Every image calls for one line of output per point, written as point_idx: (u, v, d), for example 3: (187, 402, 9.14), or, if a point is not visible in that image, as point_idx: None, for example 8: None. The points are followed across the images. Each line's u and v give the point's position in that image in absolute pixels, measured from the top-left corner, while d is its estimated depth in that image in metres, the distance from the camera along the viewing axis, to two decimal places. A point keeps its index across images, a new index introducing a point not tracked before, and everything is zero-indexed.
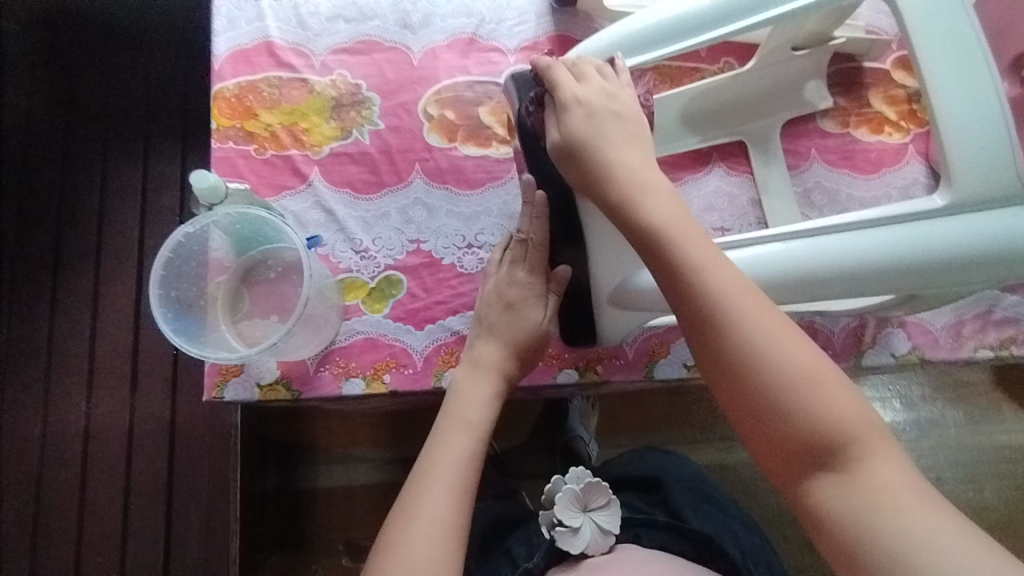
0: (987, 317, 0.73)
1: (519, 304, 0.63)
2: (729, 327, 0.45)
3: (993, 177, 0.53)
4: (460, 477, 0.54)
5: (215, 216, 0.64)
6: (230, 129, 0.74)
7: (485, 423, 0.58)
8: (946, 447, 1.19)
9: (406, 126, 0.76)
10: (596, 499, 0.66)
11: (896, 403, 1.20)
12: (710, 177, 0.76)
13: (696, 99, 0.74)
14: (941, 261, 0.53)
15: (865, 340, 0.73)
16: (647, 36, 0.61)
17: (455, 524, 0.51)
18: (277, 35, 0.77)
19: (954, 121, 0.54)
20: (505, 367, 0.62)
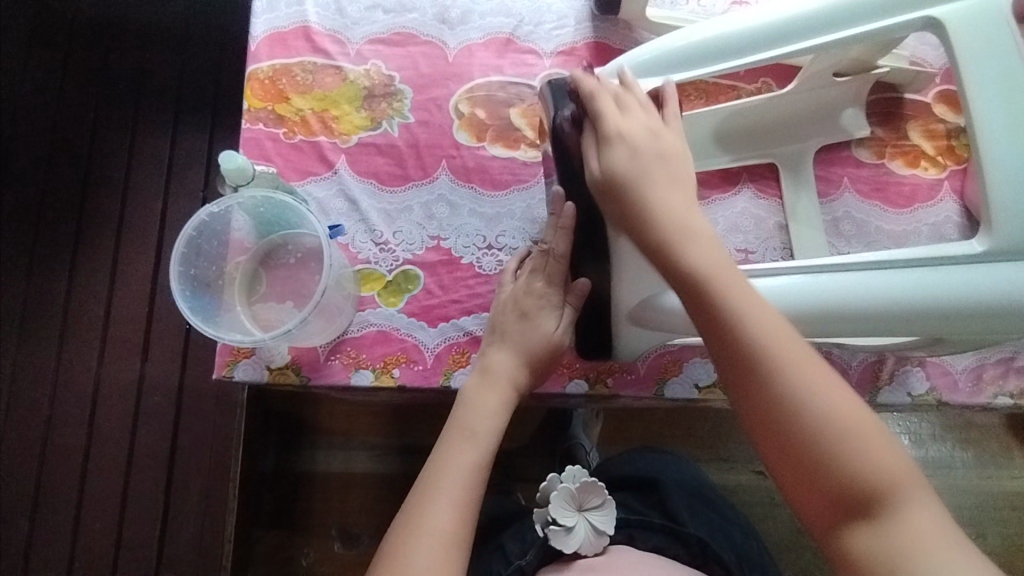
0: (1010, 363, 0.71)
1: (533, 313, 0.62)
2: (785, 380, 0.46)
3: None
4: (465, 488, 0.54)
5: (240, 198, 0.64)
6: (261, 111, 0.75)
7: (490, 433, 0.58)
8: (953, 489, 1.17)
9: (436, 121, 0.76)
10: (591, 499, 0.65)
11: (905, 439, 1.18)
12: (738, 198, 0.75)
13: (730, 117, 0.74)
14: (945, 311, 0.54)
15: (882, 376, 0.71)
16: (687, 53, 0.60)
17: (457, 536, 0.51)
18: (315, 21, 0.77)
19: (999, 166, 0.53)
20: (516, 376, 0.61)
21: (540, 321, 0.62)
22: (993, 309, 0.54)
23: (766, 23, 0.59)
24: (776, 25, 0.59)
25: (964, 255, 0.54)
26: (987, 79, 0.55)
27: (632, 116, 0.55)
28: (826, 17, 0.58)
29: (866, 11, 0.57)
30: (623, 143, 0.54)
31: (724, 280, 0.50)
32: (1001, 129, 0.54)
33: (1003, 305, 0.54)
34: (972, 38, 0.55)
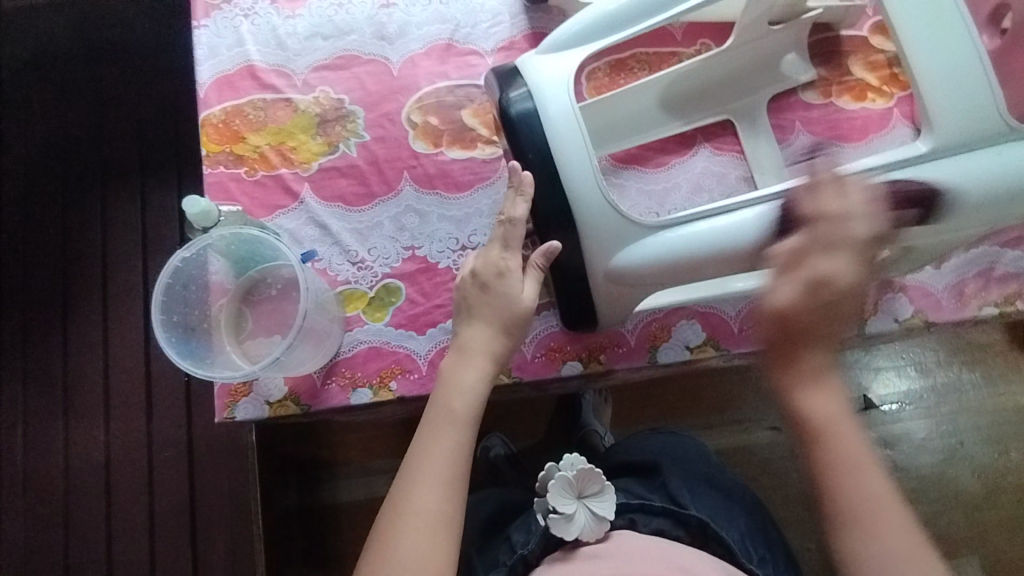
0: (989, 274, 0.73)
1: (497, 284, 0.62)
2: (850, 479, 0.53)
3: (971, 123, 0.55)
4: (448, 466, 0.55)
5: (210, 239, 0.66)
6: (220, 154, 0.76)
7: (470, 409, 0.59)
8: (968, 411, 1.18)
9: (391, 136, 0.77)
10: (590, 486, 0.66)
11: (912, 371, 1.18)
12: (697, 159, 0.76)
13: (677, 82, 0.75)
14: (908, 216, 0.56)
15: (867, 307, 0.72)
16: (618, 18, 0.62)
17: (444, 512, 0.53)
18: (259, 58, 0.79)
19: (934, 76, 0.55)
20: (496, 348, 0.61)
21: (514, 287, 0.62)
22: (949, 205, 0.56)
23: None
24: None
25: (909, 158, 0.56)
26: None
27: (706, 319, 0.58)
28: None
29: None
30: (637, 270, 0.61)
31: (813, 377, 0.55)
32: (927, 36, 0.55)
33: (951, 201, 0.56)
34: None
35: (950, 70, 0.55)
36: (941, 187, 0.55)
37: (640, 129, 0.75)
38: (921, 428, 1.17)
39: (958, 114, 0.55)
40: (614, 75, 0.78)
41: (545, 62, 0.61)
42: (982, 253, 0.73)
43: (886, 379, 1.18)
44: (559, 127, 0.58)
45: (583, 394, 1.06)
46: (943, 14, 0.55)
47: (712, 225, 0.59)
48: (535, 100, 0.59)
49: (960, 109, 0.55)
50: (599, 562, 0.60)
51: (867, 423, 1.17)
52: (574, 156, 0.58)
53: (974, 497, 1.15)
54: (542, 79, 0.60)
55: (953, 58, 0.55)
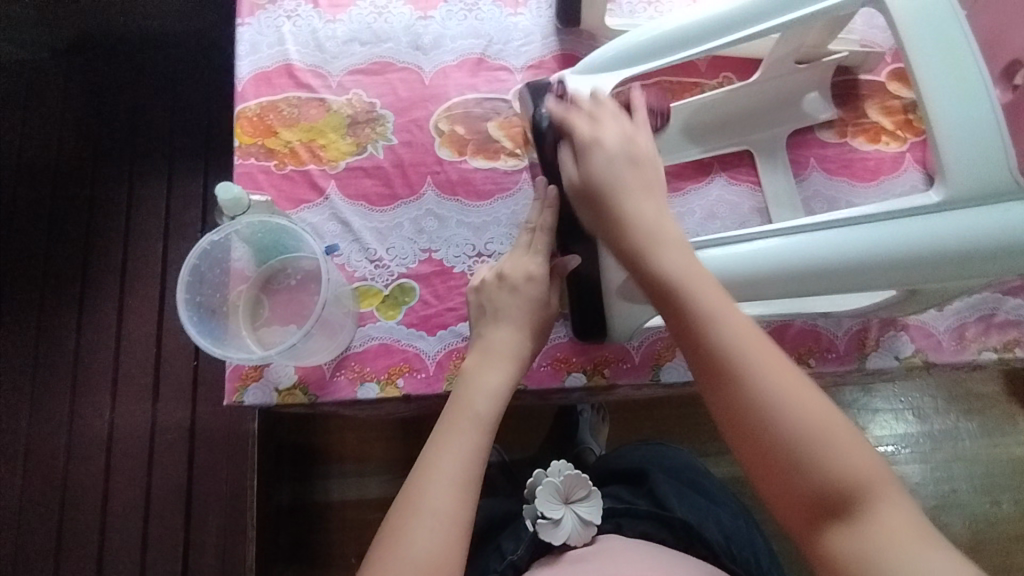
0: (990, 320, 0.74)
1: (526, 286, 0.64)
2: (706, 318, 0.51)
3: (988, 178, 0.56)
4: (467, 466, 0.55)
5: (238, 224, 0.68)
6: (252, 146, 0.79)
7: (492, 412, 0.59)
8: (963, 459, 1.18)
9: (418, 141, 0.80)
10: (577, 491, 0.67)
11: (909, 415, 1.19)
12: (712, 186, 0.78)
13: (701, 111, 0.77)
14: (922, 260, 0.56)
15: (869, 342, 0.74)
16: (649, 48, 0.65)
17: (457, 515, 0.53)
18: (297, 58, 0.82)
19: (952, 131, 0.56)
20: (519, 351, 0.63)
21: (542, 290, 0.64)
22: (963, 253, 0.56)
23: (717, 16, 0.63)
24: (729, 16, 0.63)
25: (922, 207, 0.57)
26: (928, 45, 0.57)
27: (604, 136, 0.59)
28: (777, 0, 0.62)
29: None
30: (600, 148, 0.58)
31: (658, 233, 0.55)
32: (948, 90, 0.56)
33: (966, 249, 0.56)
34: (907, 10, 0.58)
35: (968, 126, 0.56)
36: (953, 234, 0.56)
37: (660, 155, 0.77)
38: (915, 472, 1.18)
39: (973, 167, 0.56)
40: None
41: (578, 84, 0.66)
42: (984, 299, 0.74)
43: (883, 421, 1.19)
44: None
45: (581, 410, 1.07)
46: (965, 72, 0.56)
47: (725, 251, 0.60)
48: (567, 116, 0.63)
49: (974, 159, 0.56)
50: (585, 565, 0.61)
51: None
52: None
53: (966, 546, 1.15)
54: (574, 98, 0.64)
55: (972, 115, 0.56)
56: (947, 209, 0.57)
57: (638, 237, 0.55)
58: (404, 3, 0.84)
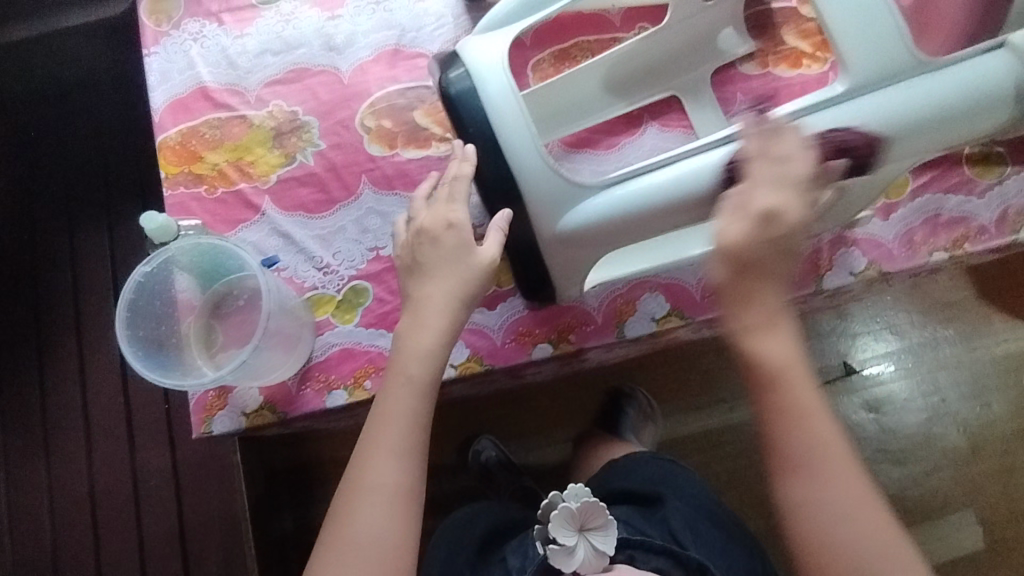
0: (936, 220, 0.75)
1: (445, 241, 0.62)
2: (755, 344, 0.55)
3: (890, 65, 0.56)
4: (407, 438, 0.58)
5: (170, 252, 0.67)
6: (179, 175, 0.77)
7: (429, 378, 0.60)
8: (945, 366, 1.20)
9: (347, 142, 0.79)
10: (593, 519, 0.66)
11: (887, 334, 1.20)
12: (645, 137, 0.78)
13: (620, 63, 0.77)
14: (848, 148, 0.56)
15: (823, 264, 0.74)
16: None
17: (404, 487, 0.57)
18: (211, 80, 0.80)
19: (849, 28, 0.56)
20: (451, 309, 0.60)
21: (467, 242, 0.62)
22: (888, 135, 0.56)
23: None
24: None
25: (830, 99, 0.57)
26: None
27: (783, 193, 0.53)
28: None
29: None
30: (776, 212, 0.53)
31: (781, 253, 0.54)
32: None
33: (887, 128, 0.56)
34: None
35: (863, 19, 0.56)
36: (873, 117, 0.56)
37: (585, 114, 0.78)
38: (903, 389, 1.19)
39: (874, 56, 0.56)
40: (558, 65, 0.81)
41: (478, 45, 0.61)
42: (926, 201, 0.75)
43: (864, 344, 1.20)
44: (498, 107, 0.59)
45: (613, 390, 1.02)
46: None
47: (642, 186, 0.59)
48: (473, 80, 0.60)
49: (873, 40, 0.56)
50: None
51: (849, 390, 1.19)
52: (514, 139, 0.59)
53: (961, 450, 1.17)
54: (479, 61, 0.60)
55: (864, 8, 0.56)
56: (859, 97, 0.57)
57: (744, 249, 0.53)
58: (310, 5, 0.82)
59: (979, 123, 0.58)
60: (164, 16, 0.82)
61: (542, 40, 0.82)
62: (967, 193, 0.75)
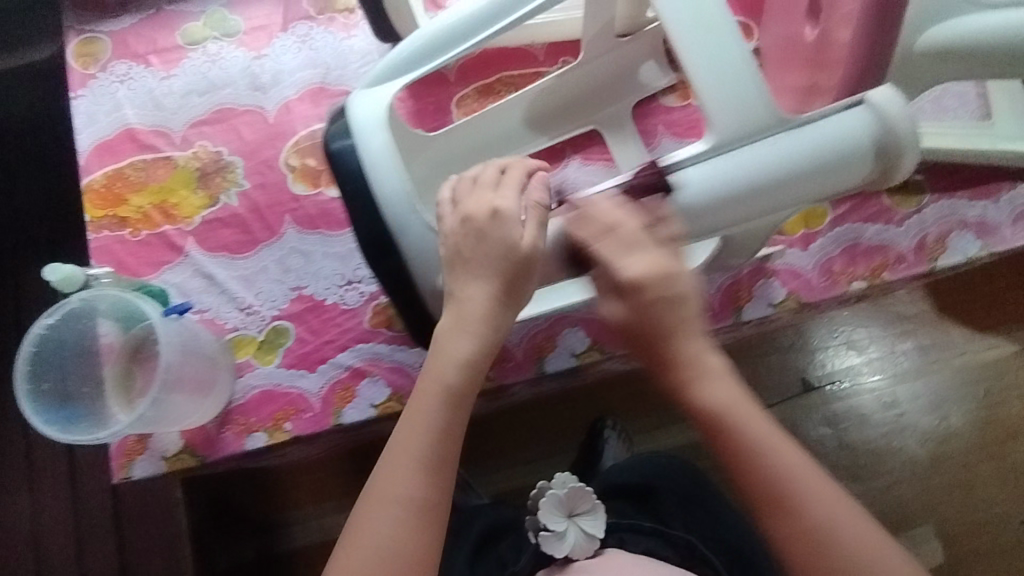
0: (855, 249, 0.75)
1: (492, 229, 0.50)
2: (694, 389, 0.48)
3: (749, 115, 0.51)
4: (435, 449, 0.49)
5: (72, 302, 0.65)
6: (104, 219, 0.78)
7: (463, 384, 0.50)
8: (919, 375, 1.11)
9: (271, 182, 0.79)
10: (580, 504, 0.68)
11: (859, 346, 1.11)
12: (567, 170, 0.79)
13: (540, 98, 0.76)
14: (728, 202, 0.51)
15: (742, 295, 0.74)
16: (422, 51, 0.58)
17: (433, 499, 0.48)
18: (137, 121, 0.81)
19: (707, 74, 0.51)
20: (494, 315, 0.50)
21: (513, 232, 0.50)
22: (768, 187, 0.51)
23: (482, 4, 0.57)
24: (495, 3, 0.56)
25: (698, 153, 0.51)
26: None
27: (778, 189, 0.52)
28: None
29: None
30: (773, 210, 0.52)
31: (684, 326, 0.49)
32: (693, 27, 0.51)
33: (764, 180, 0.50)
34: None
35: (720, 62, 0.51)
36: (747, 171, 0.50)
37: (507, 150, 0.78)
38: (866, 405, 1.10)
39: (732, 107, 0.51)
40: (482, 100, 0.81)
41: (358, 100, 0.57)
42: (845, 231, 0.76)
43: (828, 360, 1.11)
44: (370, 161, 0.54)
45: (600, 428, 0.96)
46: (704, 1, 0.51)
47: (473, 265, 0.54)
48: (350, 138, 0.55)
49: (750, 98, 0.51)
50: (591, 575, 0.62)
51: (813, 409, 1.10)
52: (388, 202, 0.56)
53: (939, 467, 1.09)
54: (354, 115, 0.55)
55: (721, 51, 0.51)
56: (707, 159, 0.51)
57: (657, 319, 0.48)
58: (236, 45, 0.83)
59: (844, 176, 0.52)
60: (91, 59, 0.82)
61: (467, 73, 0.82)
62: (885, 223, 0.76)
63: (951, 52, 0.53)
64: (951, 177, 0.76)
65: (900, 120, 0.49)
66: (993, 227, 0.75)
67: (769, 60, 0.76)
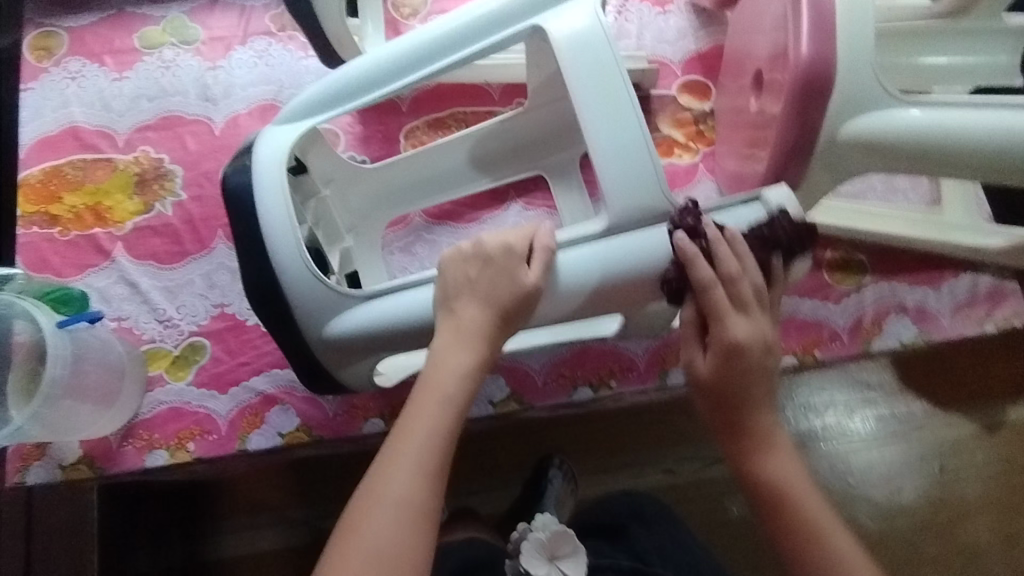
0: (789, 322, 0.73)
1: (501, 262, 0.54)
2: (765, 464, 0.54)
3: (645, 202, 0.56)
4: (438, 452, 0.49)
5: None
6: (36, 215, 0.77)
7: (463, 397, 0.52)
8: (880, 444, 1.01)
9: (208, 195, 0.78)
10: (561, 547, 0.63)
11: (818, 409, 1.01)
12: (508, 214, 0.78)
13: (484, 139, 0.75)
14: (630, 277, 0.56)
15: (668, 358, 0.73)
16: (340, 94, 0.63)
17: (424, 505, 0.48)
18: (83, 120, 0.80)
19: (606, 154, 0.55)
20: (490, 334, 0.54)
21: (519, 271, 0.54)
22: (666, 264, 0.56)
23: (393, 55, 0.61)
24: (404, 59, 0.61)
25: (602, 232, 0.56)
26: (584, 67, 0.56)
27: (753, 317, 0.54)
28: (447, 40, 0.60)
29: (486, 25, 0.60)
30: (741, 317, 0.54)
31: (754, 399, 0.55)
32: (599, 108, 0.55)
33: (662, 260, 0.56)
34: (564, 33, 0.56)
35: (620, 145, 0.55)
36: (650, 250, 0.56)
37: (448, 187, 0.77)
38: (817, 469, 1.00)
39: (627, 189, 0.55)
40: (431, 133, 0.80)
41: (271, 135, 0.62)
42: (782, 303, 0.74)
43: (794, 416, 1.01)
44: (265, 197, 0.60)
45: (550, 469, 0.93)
46: (612, 83, 0.55)
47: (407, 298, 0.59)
48: (250, 174, 0.61)
49: (633, 180, 0.55)
50: None
51: None
52: (278, 237, 0.59)
53: (892, 552, 0.98)
54: (261, 152, 0.61)
55: (623, 134, 0.55)
56: (645, 228, 0.56)
57: (732, 394, 0.55)
58: (192, 53, 0.82)
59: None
60: (46, 53, 0.82)
61: (419, 106, 0.81)
62: (823, 299, 0.74)
63: (874, 143, 0.55)
64: (894, 260, 0.75)
65: (794, 220, 0.55)
66: (932, 315, 0.74)
67: (721, 122, 0.75)
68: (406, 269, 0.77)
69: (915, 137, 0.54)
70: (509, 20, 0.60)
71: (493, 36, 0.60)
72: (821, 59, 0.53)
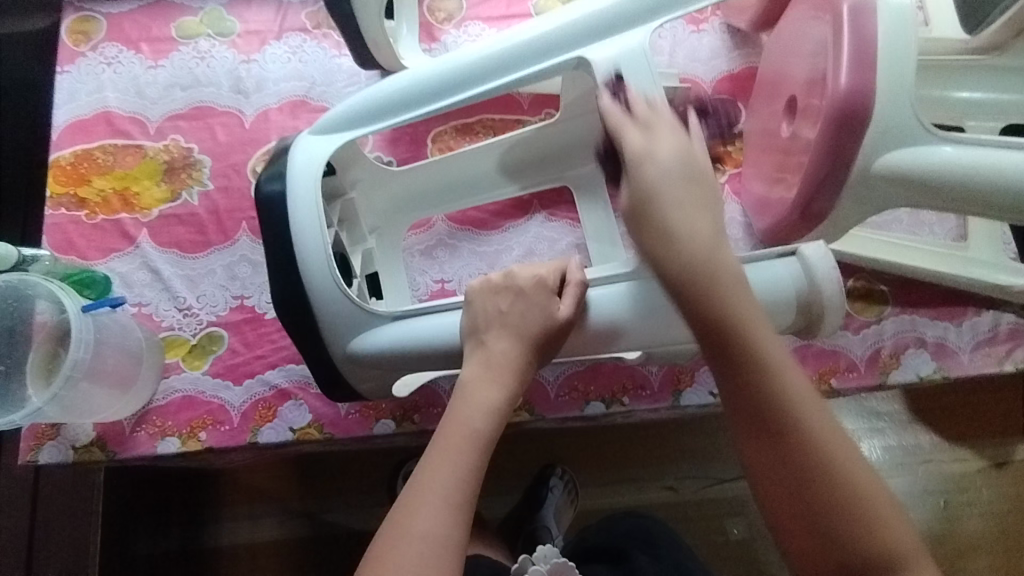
0: (806, 349, 0.73)
1: (534, 294, 0.57)
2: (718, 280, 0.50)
3: None
4: (462, 487, 0.48)
5: None
6: (64, 197, 0.78)
7: (492, 432, 0.52)
8: (886, 474, 1.00)
9: (235, 186, 0.79)
10: None
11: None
12: (530, 224, 0.78)
13: (515, 146, 0.75)
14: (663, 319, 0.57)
15: (683, 378, 0.73)
16: (380, 106, 0.64)
17: (450, 540, 0.46)
18: (116, 106, 0.81)
19: None
20: (518, 369, 0.55)
21: (550, 304, 0.56)
22: None
23: (437, 73, 0.63)
24: (448, 79, 0.63)
25: (632, 273, 0.58)
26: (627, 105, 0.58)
27: (660, 141, 0.53)
28: (486, 67, 0.62)
29: (527, 55, 0.62)
30: (652, 160, 0.52)
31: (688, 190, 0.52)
32: None
33: None
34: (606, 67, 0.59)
35: None
36: None
37: (476, 191, 0.77)
38: None
39: None
40: (458, 139, 0.81)
41: (309, 142, 0.64)
42: None
43: None
44: (298, 203, 0.61)
45: (551, 479, 0.94)
46: None
47: (434, 324, 0.60)
48: (283, 182, 0.62)
49: None
50: None
51: None
52: (306, 240, 0.60)
53: None
54: (298, 159, 0.63)
55: None
56: None
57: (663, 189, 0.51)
58: (227, 46, 0.83)
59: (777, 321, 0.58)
60: (84, 37, 0.83)
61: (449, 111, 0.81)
62: (842, 328, 0.74)
63: (906, 177, 0.55)
64: (917, 293, 0.75)
65: (822, 281, 0.56)
66: (951, 350, 0.73)
67: (749, 145, 0.75)
68: (425, 271, 0.77)
69: (951, 174, 0.53)
70: (550, 50, 0.61)
71: (528, 67, 0.62)
72: (859, 91, 0.53)
